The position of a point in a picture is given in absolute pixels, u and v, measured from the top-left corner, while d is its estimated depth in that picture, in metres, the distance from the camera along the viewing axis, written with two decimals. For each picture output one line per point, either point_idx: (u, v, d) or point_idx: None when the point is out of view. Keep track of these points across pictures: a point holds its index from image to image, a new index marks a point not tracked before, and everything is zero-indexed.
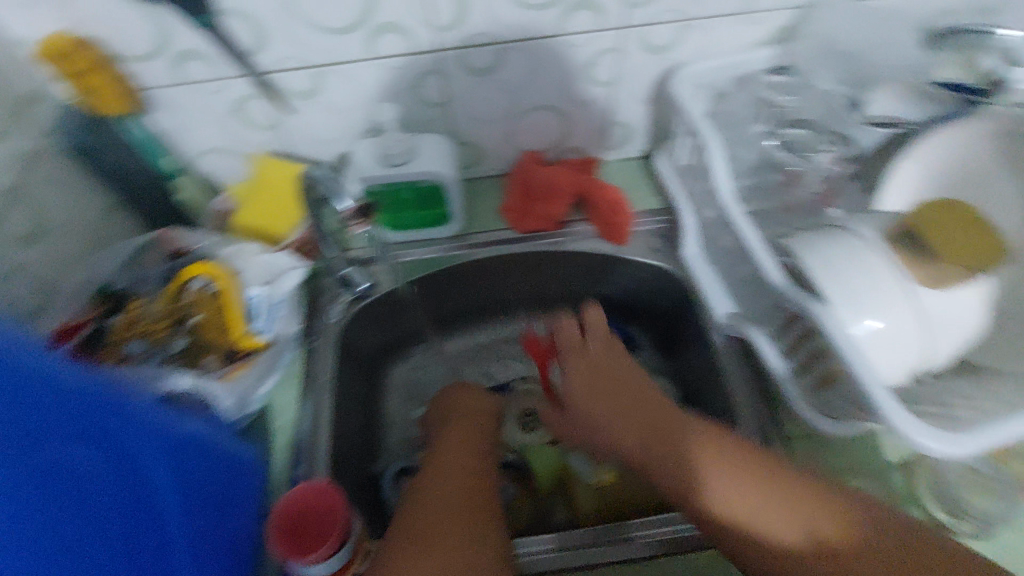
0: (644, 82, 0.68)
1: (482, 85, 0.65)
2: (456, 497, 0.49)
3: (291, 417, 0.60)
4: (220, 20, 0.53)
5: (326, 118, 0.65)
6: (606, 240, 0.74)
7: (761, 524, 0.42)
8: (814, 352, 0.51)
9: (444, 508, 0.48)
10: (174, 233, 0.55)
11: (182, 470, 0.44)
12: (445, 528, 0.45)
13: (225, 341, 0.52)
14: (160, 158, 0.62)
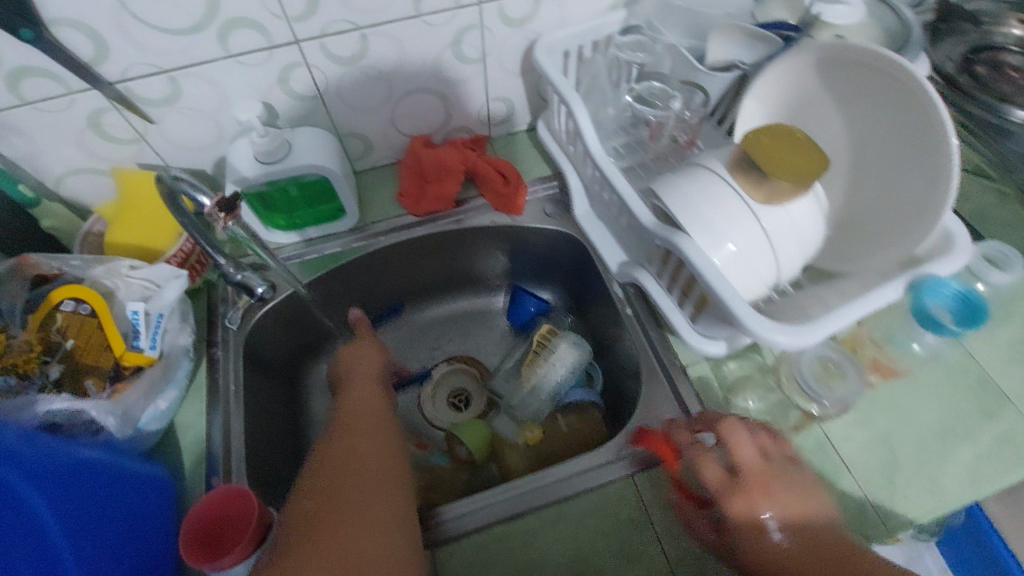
0: (510, 55, 0.70)
1: (351, 73, 0.65)
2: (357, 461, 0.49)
3: (200, 432, 0.58)
4: (50, 29, 0.50)
5: (191, 123, 0.63)
6: (503, 211, 0.76)
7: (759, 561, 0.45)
8: (687, 279, 0.54)
9: (352, 469, 0.48)
10: (32, 260, 0.51)
11: (75, 499, 0.43)
12: (351, 489, 0.46)
13: (108, 362, 0.50)
14: (18, 188, 0.59)
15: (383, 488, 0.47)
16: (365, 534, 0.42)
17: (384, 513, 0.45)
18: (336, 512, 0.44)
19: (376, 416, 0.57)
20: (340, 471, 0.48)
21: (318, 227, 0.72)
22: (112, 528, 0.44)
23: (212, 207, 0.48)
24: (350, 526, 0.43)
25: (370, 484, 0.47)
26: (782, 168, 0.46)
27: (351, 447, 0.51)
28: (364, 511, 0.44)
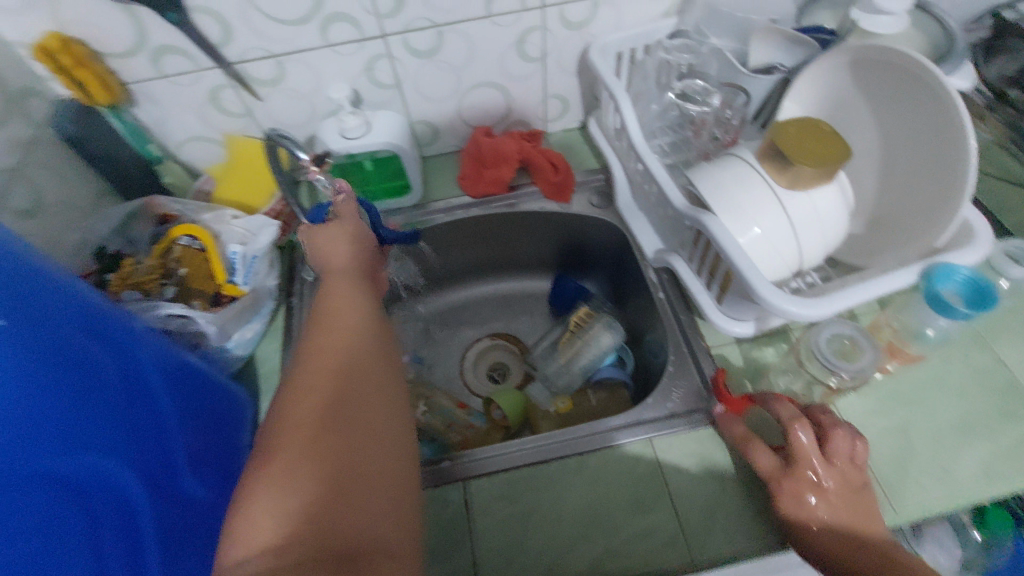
0: (568, 56, 0.77)
1: (426, 66, 0.73)
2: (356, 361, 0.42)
3: (274, 363, 0.66)
4: (192, 15, 0.61)
5: (289, 102, 0.73)
6: (552, 198, 0.82)
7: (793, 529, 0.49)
8: (714, 259, 0.58)
9: (353, 358, 0.42)
10: (160, 201, 0.63)
11: (185, 393, 0.52)
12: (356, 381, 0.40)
13: (210, 288, 0.60)
14: (147, 146, 0.72)
15: (384, 392, 0.41)
16: (374, 444, 0.37)
17: (389, 422, 0.40)
18: (344, 407, 0.38)
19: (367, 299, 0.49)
20: (339, 364, 0.41)
21: (388, 201, 0.81)
22: (204, 424, 0.53)
23: (308, 160, 0.57)
24: (360, 436, 0.37)
25: (372, 386, 0.41)
26: (810, 155, 0.51)
27: (347, 337, 0.43)
28: (370, 419, 0.38)
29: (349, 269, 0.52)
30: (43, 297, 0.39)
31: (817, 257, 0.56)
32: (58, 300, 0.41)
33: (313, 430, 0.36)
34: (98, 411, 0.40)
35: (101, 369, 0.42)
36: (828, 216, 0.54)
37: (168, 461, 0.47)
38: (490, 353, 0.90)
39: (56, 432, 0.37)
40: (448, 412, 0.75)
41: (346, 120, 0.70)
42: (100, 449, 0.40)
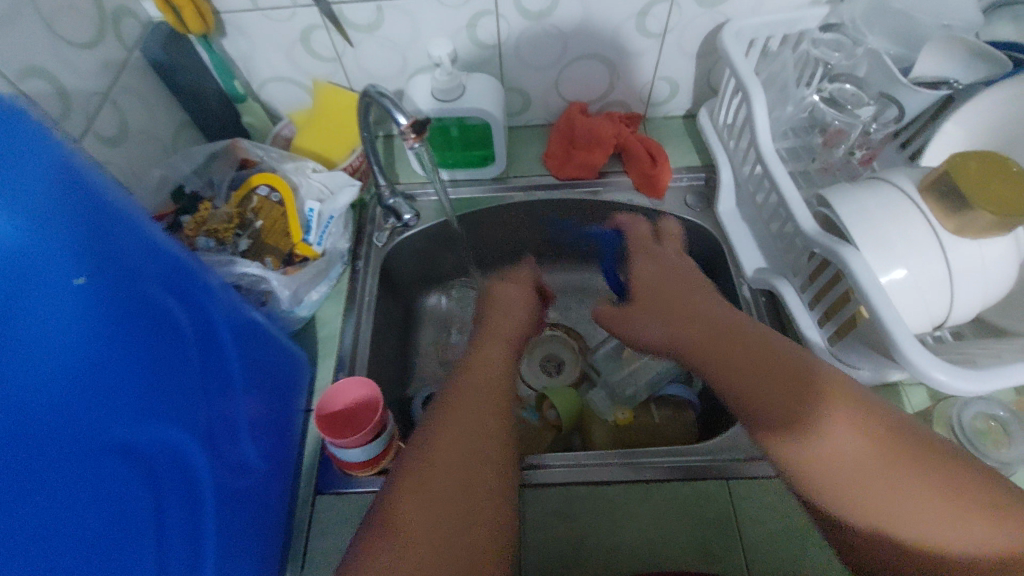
0: (692, 37, 0.68)
1: (534, 28, 0.66)
2: (472, 410, 0.45)
3: (334, 329, 0.63)
4: None
5: (381, 51, 0.68)
6: (644, 192, 0.74)
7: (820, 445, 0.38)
8: (839, 297, 0.51)
9: (470, 408, 0.46)
10: (243, 144, 0.60)
11: (253, 355, 0.50)
12: (469, 431, 0.43)
13: (285, 246, 0.57)
14: (231, 82, 0.68)
15: (494, 444, 0.44)
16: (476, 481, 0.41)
17: (492, 471, 0.42)
18: (458, 454, 0.42)
19: (498, 359, 0.53)
20: (459, 401, 0.46)
21: (466, 170, 0.75)
22: (267, 389, 0.51)
23: (408, 126, 0.52)
24: (458, 472, 0.41)
25: (482, 438, 0.43)
26: (1000, 200, 0.43)
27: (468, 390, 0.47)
28: (477, 459, 0.42)
29: (488, 333, 0.58)
30: (122, 238, 0.35)
31: (964, 315, 0.48)
32: (149, 251, 0.39)
33: (424, 468, 0.41)
34: (173, 375, 0.39)
35: (178, 329, 0.40)
36: (989, 271, 0.46)
37: (231, 426, 0.45)
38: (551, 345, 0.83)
39: (138, 396, 0.35)
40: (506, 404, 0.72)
41: (441, 78, 0.64)
42: (147, 413, 0.36)
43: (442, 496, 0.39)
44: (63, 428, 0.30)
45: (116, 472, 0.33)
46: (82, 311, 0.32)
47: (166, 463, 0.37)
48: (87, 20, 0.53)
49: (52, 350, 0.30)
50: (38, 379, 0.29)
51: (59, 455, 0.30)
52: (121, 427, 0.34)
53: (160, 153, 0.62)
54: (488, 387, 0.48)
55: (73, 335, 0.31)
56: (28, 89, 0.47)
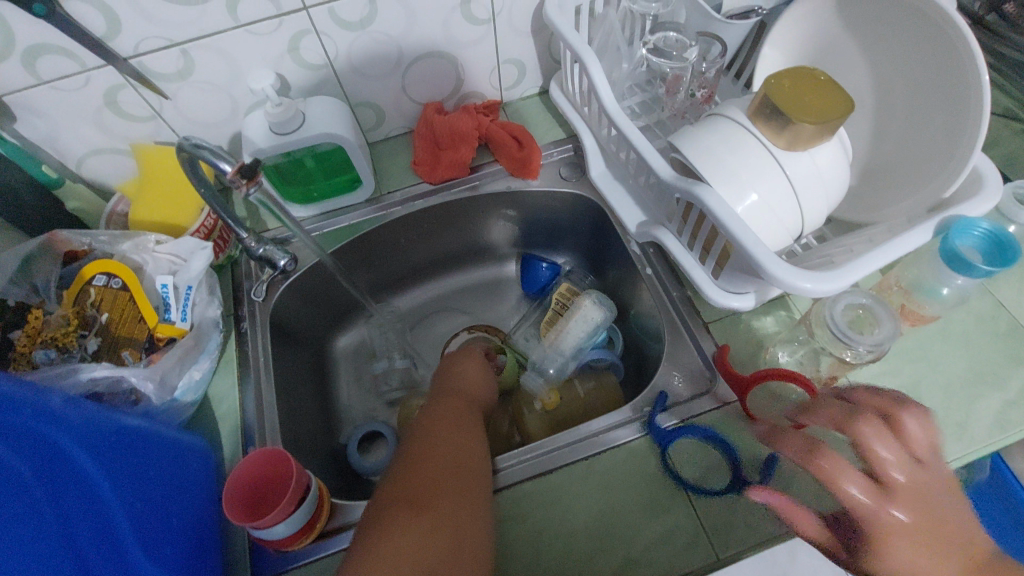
0: (522, 17, 0.68)
1: (361, 39, 0.64)
2: (421, 487, 0.47)
3: (233, 402, 0.58)
4: (63, 3, 0.50)
5: (203, 97, 0.62)
6: (518, 175, 0.74)
7: None
8: (709, 234, 0.53)
9: (419, 484, 0.47)
10: (63, 235, 0.53)
11: (128, 469, 0.44)
12: (414, 512, 0.44)
13: (142, 332, 0.51)
14: (39, 169, 0.59)
15: (438, 526, 0.43)
16: (455, 512, 0.45)
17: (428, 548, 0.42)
18: (392, 529, 0.43)
19: (454, 425, 0.55)
20: (441, 444, 0.52)
21: (336, 198, 0.72)
22: (162, 489, 0.46)
23: (233, 174, 0.49)
24: (442, 509, 0.45)
25: (421, 514, 0.44)
26: (810, 110, 0.46)
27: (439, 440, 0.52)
28: (455, 498, 0.46)
29: (449, 398, 0.60)
30: None
31: (819, 219, 0.52)
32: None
33: (414, 508, 0.45)
34: (9, 516, 0.33)
35: (5, 469, 0.35)
36: (827, 175, 0.50)
37: (112, 551, 0.40)
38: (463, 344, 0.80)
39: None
40: None
41: (273, 111, 0.59)
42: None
43: (430, 531, 0.43)
44: None
45: None
46: None
47: None
48: None
49: None
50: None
51: None
52: None
53: None
54: (443, 463, 0.49)
55: None
56: None
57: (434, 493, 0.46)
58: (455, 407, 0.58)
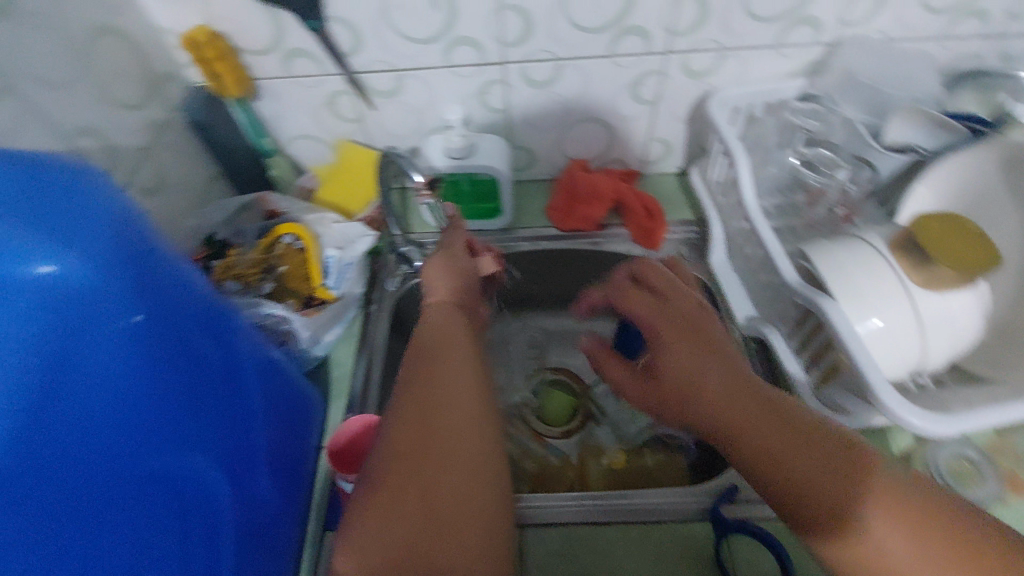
0: (683, 106, 0.75)
1: (539, 94, 0.73)
2: (429, 401, 0.42)
3: (346, 368, 0.66)
4: (329, 24, 0.63)
5: (399, 114, 0.74)
6: (641, 244, 0.79)
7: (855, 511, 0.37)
8: (821, 346, 0.54)
9: (427, 394, 0.42)
10: (270, 197, 0.66)
11: (273, 392, 0.51)
12: (434, 423, 0.40)
13: (306, 289, 0.61)
14: (263, 140, 0.74)
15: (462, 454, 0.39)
16: (457, 477, 0.38)
17: (448, 472, 0.38)
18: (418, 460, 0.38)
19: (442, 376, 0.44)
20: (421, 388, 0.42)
21: (475, 221, 0.80)
22: (283, 419, 0.53)
23: (422, 183, 0.62)
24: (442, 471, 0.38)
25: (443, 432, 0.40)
26: (948, 248, 0.50)
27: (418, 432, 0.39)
28: (454, 451, 0.39)
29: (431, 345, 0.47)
30: (149, 274, 0.35)
31: (940, 361, 0.52)
32: (181, 289, 0.39)
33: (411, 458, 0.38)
34: (200, 405, 0.40)
35: (205, 361, 0.41)
36: (956, 319, 0.50)
37: (250, 457, 0.46)
38: (541, 374, 0.84)
39: (153, 432, 0.35)
40: (523, 440, 0.76)
41: (453, 140, 0.71)
42: (167, 444, 0.36)
43: (428, 493, 0.37)
44: (88, 455, 0.32)
45: (125, 499, 0.33)
46: (106, 338, 0.33)
47: (179, 497, 0.37)
48: (136, 85, 0.59)
49: (86, 377, 0.32)
50: (59, 396, 0.30)
51: (81, 483, 0.31)
52: (136, 452, 0.34)
53: (193, 205, 0.68)
54: (426, 409, 0.41)
55: (108, 363, 0.33)
56: (82, 145, 0.52)
57: (455, 413, 0.41)
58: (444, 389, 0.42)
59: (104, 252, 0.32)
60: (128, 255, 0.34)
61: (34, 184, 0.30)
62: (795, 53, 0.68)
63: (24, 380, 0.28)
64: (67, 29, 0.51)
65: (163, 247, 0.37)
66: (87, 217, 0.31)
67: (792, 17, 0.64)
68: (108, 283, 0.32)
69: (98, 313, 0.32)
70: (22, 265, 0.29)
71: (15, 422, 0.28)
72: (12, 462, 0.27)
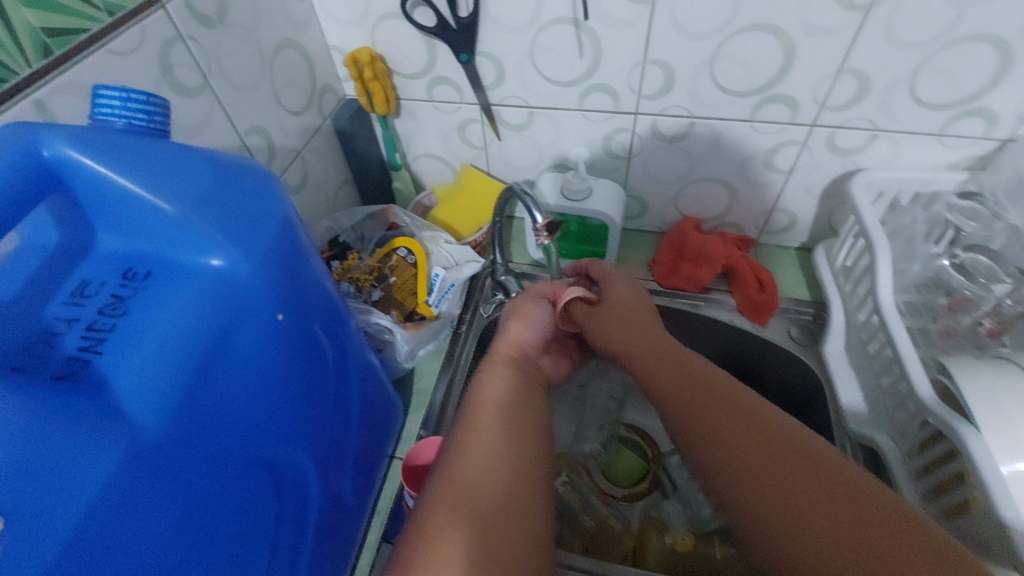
0: (817, 181, 0.71)
1: (665, 149, 0.72)
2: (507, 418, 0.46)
3: (430, 383, 0.68)
4: (478, 58, 0.66)
5: (524, 148, 0.77)
6: (746, 315, 0.74)
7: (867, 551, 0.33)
8: (950, 476, 0.48)
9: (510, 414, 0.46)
10: (395, 211, 0.71)
11: (369, 397, 0.52)
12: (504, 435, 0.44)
13: (410, 303, 0.64)
14: (394, 154, 0.79)
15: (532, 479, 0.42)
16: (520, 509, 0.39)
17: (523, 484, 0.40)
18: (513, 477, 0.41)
19: (513, 402, 0.48)
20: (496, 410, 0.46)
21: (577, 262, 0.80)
22: (374, 428, 0.54)
23: (541, 224, 0.54)
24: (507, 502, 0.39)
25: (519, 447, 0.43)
26: None
27: (491, 466, 0.41)
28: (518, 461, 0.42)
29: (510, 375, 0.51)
30: (297, 276, 0.38)
31: None
32: (317, 289, 0.42)
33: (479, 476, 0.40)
34: (315, 402, 0.42)
35: (322, 363, 0.43)
36: None
37: (341, 455, 0.47)
38: (614, 428, 0.80)
39: (268, 425, 0.37)
40: (585, 492, 0.74)
41: (572, 180, 0.71)
42: (278, 436, 0.38)
43: (490, 517, 0.37)
44: (217, 438, 0.33)
45: (239, 486, 0.35)
46: (248, 332, 0.35)
47: (279, 492, 0.38)
48: (302, 93, 0.66)
49: (235, 363, 0.35)
50: (212, 377, 0.33)
51: (208, 464, 0.33)
52: (253, 440, 0.36)
53: (324, 204, 0.73)
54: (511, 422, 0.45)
55: (247, 354, 0.35)
56: (250, 142, 0.58)
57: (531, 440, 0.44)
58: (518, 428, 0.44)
59: (266, 251, 0.35)
60: (284, 256, 0.36)
61: (224, 185, 0.34)
62: (960, 144, 0.62)
63: (188, 360, 0.32)
64: (260, 40, 0.58)
65: (310, 251, 0.39)
66: (258, 215, 0.35)
67: (965, 107, 0.59)
68: (265, 280, 0.35)
69: (249, 304, 0.35)
70: (202, 259, 0.33)
71: (172, 392, 0.31)
72: (167, 432, 0.30)
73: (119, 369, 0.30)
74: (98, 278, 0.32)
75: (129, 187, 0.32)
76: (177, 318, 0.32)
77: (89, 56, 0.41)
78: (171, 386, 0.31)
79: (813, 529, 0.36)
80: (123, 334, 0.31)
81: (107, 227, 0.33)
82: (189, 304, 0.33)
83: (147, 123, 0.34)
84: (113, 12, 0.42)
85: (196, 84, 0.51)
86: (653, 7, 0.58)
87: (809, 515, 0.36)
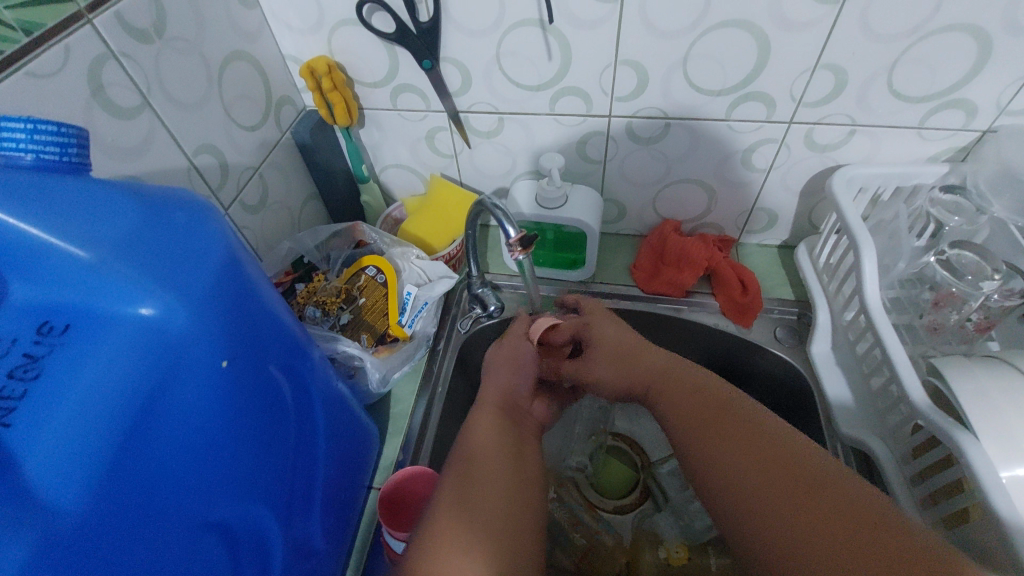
0: (796, 179, 0.69)
1: (641, 151, 0.69)
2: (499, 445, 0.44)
3: (405, 406, 0.65)
4: (442, 63, 0.63)
5: (495, 155, 0.74)
6: (730, 318, 0.72)
7: (819, 525, 0.34)
8: (948, 482, 0.46)
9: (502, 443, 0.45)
10: (362, 228, 0.68)
11: (338, 430, 0.49)
12: (498, 462, 0.43)
13: (382, 325, 0.62)
14: (360, 166, 0.76)
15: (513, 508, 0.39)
16: (503, 508, 0.39)
17: (511, 510, 0.39)
18: (490, 493, 0.40)
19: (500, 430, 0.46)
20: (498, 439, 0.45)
21: (555, 270, 0.77)
22: (346, 461, 0.50)
23: (514, 240, 0.51)
24: (486, 507, 0.38)
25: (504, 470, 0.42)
26: None
27: (481, 475, 0.41)
28: (498, 484, 0.41)
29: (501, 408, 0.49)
30: (237, 309, 0.34)
31: None
32: (269, 318, 0.38)
33: (458, 483, 0.40)
34: (275, 447, 0.39)
35: (277, 399, 0.39)
36: None
37: (308, 495, 0.44)
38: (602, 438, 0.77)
39: (215, 469, 0.34)
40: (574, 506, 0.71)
41: (547, 188, 0.68)
42: (225, 484, 0.35)
43: (472, 512, 0.38)
44: (155, 496, 0.30)
45: (180, 542, 0.31)
46: (185, 377, 0.32)
47: (229, 544, 0.35)
48: (257, 107, 0.62)
49: (174, 418, 0.32)
50: (144, 439, 0.30)
51: (145, 525, 0.30)
52: (196, 492, 0.33)
53: (286, 221, 0.69)
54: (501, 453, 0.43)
55: (185, 401, 0.32)
56: (199, 161, 0.54)
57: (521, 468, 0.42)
58: (501, 436, 0.45)
59: (197, 292, 0.32)
60: (219, 293, 0.33)
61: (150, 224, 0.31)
62: (940, 137, 0.61)
63: (115, 424, 0.29)
64: (206, 53, 0.54)
65: (254, 280, 0.36)
66: (188, 254, 0.32)
67: (946, 98, 0.57)
68: (199, 323, 0.32)
69: (183, 349, 0.32)
70: (130, 308, 0.30)
71: (99, 457, 0.28)
72: (90, 510, 0.27)
73: (36, 441, 0.26)
74: (7, 335, 0.28)
75: (33, 233, 0.28)
76: (100, 378, 0.29)
77: (5, 79, 0.37)
78: (91, 457, 0.27)
79: (760, 502, 0.37)
80: (32, 404, 0.27)
81: (15, 278, 0.29)
82: (116, 359, 0.29)
83: (59, 156, 0.31)
84: (31, 31, 0.38)
85: (135, 103, 0.47)
86: (622, 7, 0.55)
87: (757, 485, 0.37)
